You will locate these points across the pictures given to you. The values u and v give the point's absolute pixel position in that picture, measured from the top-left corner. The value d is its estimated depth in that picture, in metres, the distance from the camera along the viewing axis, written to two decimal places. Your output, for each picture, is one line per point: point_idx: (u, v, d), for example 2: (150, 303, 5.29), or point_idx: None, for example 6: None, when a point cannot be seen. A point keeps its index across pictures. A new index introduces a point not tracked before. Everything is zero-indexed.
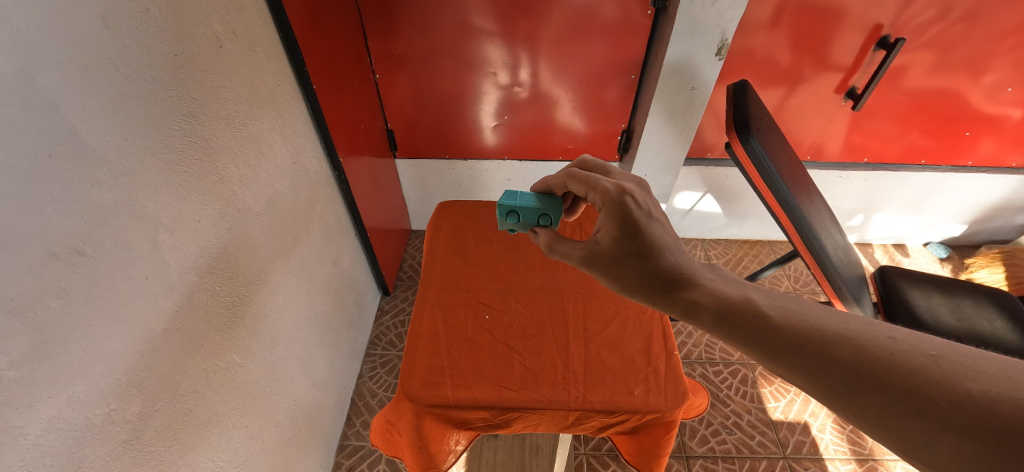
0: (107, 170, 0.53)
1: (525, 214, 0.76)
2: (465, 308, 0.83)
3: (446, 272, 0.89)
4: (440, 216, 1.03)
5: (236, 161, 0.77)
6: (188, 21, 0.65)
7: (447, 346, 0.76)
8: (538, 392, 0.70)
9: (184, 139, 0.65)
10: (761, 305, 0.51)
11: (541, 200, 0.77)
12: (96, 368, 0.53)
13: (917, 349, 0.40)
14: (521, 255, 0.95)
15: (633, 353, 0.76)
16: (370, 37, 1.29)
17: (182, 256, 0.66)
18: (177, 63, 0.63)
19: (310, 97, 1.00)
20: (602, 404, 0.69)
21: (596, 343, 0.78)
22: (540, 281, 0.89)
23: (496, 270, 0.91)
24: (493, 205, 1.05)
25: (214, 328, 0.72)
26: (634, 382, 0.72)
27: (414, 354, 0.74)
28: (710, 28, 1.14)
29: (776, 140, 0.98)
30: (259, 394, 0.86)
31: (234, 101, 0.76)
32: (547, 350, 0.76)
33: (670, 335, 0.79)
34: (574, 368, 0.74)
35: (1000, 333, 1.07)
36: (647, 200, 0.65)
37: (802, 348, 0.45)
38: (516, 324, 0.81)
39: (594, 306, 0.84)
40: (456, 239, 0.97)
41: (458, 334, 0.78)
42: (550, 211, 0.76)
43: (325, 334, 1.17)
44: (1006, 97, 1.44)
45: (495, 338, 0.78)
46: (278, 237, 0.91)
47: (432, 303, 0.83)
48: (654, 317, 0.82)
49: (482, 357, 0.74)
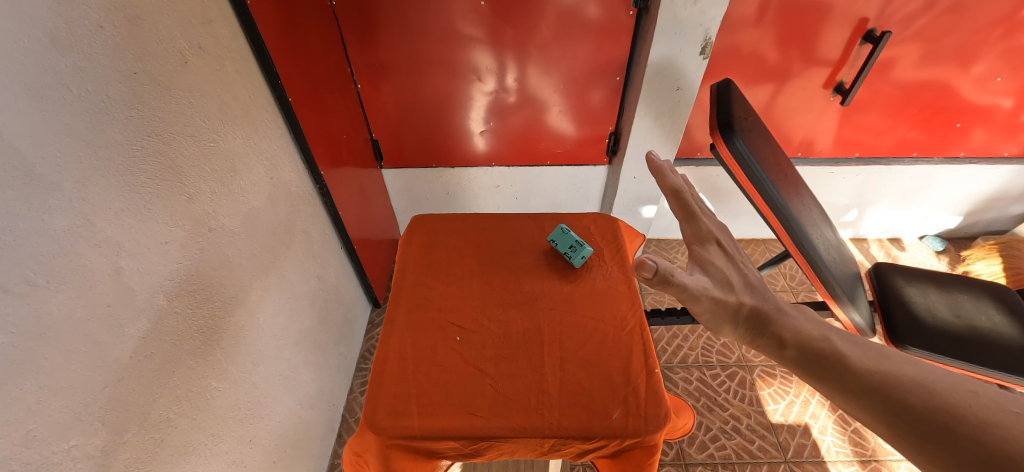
0: (59, 195, 0.51)
1: (570, 243, 0.92)
2: (435, 329, 0.80)
3: (416, 291, 0.87)
4: (412, 230, 1.01)
5: (207, 179, 0.75)
6: (150, 38, 0.63)
7: (414, 372, 0.74)
8: (509, 419, 0.68)
9: (148, 159, 0.63)
10: (846, 344, 0.52)
11: (560, 245, 0.92)
12: (53, 403, 0.51)
13: (1000, 405, 0.40)
14: (498, 268, 0.92)
15: (612, 372, 0.74)
16: (350, 47, 1.27)
17: (148, 280, 0.63)
18: (136, 80, 0.61)
19: (286, 109, 0.97)
20: (579, 431, 0.67)
21: (572, 362, 0.75)
22: (516, 296, 0.86)
23: (468, 287, 0.88)
24: (466, 217, 1.04)
25: (186, 353, 0.70)
26: (613, 404, 0.70)
27: (381, 382, 0.72)
28: (693, 27, 1.13)
29: (763, 140, 0.96)
30: (240, 417, 0.83)
31: (202, 118, 0.74)
32: (521, 372, 0.74)
33: (651, 352, 0.77)
34: (550, 392, 0.71)
35: (1000, 328, 1.04)
36: (738, 247, 0.70)
37: (878, 389, 0.45)
38: (489, 345, 0.78)
39: (570, 323, 0.81)
40: (427, 256, 0.94)
41: (426, 358, 0.76)
42: (556, 237, 0.93)
43: (312, 352, 1.14)
44: (996, 87, 1.43)
45: (466, 361, 0.75)
46: (256, 253, 0.89)
47: (400, 327, 0.80)
48: (635, 333, 0.80)
49: (452, 384, 0.72)
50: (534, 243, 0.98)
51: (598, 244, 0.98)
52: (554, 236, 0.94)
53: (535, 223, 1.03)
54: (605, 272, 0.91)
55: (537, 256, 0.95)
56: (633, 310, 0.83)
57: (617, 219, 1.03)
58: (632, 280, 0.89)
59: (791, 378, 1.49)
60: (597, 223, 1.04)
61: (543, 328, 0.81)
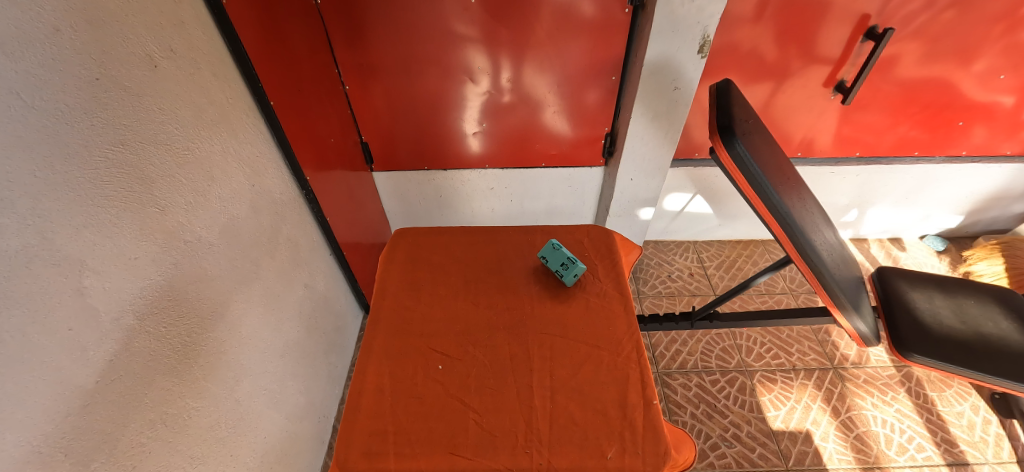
0: (12, 213, 0.47)
1: (561, 260, 0.91)
2: (416, 358, 0.79)
3: (397, 315, 0.86)
4: (394, 246, 1.00)
5: (181, 189, 0.71)
6: (115, 41, 0.59)
7: (392, 406, 0.72)
8: (495, 458, 0.66)
9: (113, 170, 0.59)
10: None
11: (552, 262, 0.91)
12: (10, 437, 0.47)
13: None
14: (484, 288, 0.91)
15: (606, 405, 0.73)
16: (337, 47, 1.23)
17: (115, 300, 0.59)
18: (99, 87, 0.57)
19: (268, 113, 0.93)
20: (570, 470, 0.65)
21: (563, 394, 0.74)
22: (503, 320, 0.85)
23: (453, 309, 0.87)
24: (449, 232, 1.03)
25: (160, 374, 0.66)
26: (608, 439, 0.68)
27: (355, 419, 0.71)
28: (690, 25, 1.09)
29: (764, 143, 0.93)
30: (221, 437, 0.80)
31: (175, 125, 0.70)
32: (507, 405, 0.72)
33: (649, 381, 0.76)
34: (538, 428, 0.69)
35: (1007, 334, 1.02)
36: None
37: None
38: (473, 375, 0.76)
39: (561, 350, 0.80)
40: (409, 273, 0.94)
41: (405, 390, 0.74)
42: (547, 254, 0.93)
43: (300, 364, 1.11)
44: (1000, 84, 1.40)
45: (449, 393, 0.74)
46: (237, 265, 0.85)
47: (377, 356, 0.79)
48: (631, 360, 0.79)
49: (433, 420, 0.70)
50: (523, 259, 0.98)
51: (592, 259, 0.98)
52: (546, 252, 0.93)
53: (524, 237, 1.03)
54: (599, 289, 0.91)
55: (527, 272, 0.95)
56: (629, 333, 0.83)
57: (612, 232, 1.03)
58: (627, 300, 0.88)
59: (792, 384, 1.47)
60: (591, 236, 1.03)
61: (532, 355, 0.79)
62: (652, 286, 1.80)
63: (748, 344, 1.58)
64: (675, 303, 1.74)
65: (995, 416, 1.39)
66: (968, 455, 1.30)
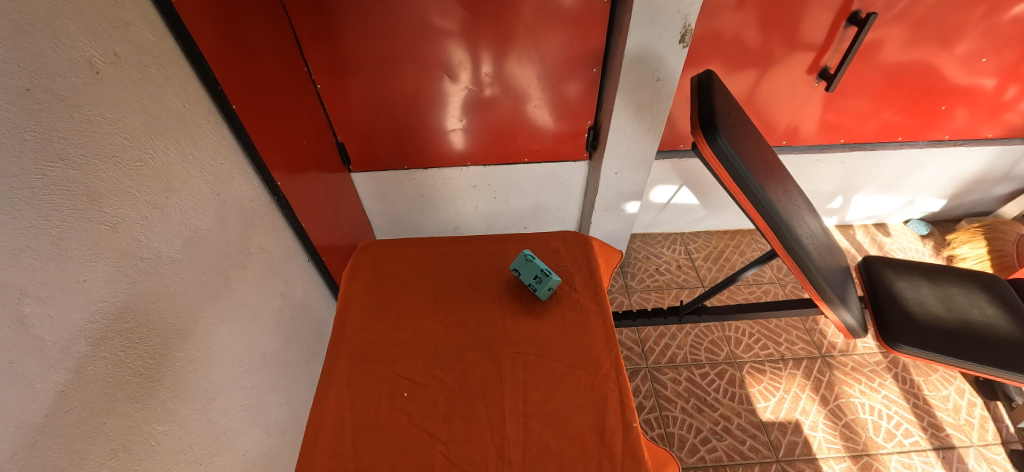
0: None
1: (534, 272, 0.89)
2: (382, 386, 0.77)
3: (361, 338, 0.84)
4: (359, 262, 0.98)
5: (133, 204, 0.66)
6: (51, 46, 0.54)
7: (353, 439, 0.71)
8: None
9: (55, 187, 0.55)
10: None
11: (525, 275, 0.89)
12: None
13: None
14: (453, 305, 0.90)
15: (582, 428, 0.71)
16: (305, 46, 1.18)
17: (64, 327, 0.55)
18: (31, 98, 0.51)
19: (230, 117, 0.89)
20: None
21: (536, 419, 0.72)
22: (475, 339, 0.84)
23: (420, 329, 0.86)
24: (417, 245, 1.01)
25: (120, 400, 0.63)
26: (585, 468, 0.67)
27: (312, 457, 0.68)
28: (671, 14, 1.06)
29: (748, 136, 0.91)
30: (196, 460, 0.76)
31: (125, 135, 0.65)
32: (477, 434, 0.71)
33: (628, 402, 0.74)
34: (510, 457, 0.68)
35: (993, 321, 1.02)
36: None
37: None
38: (441, 402, 0.75)
39: (535, 370, 0.78)
40: (374, 292, 0.92)
41: (367, 422, 0.72)
42: (521, 266, 0.91)
43: (279, 376, 1.07)
44: (983, 67, 1.39)
45: (416, 424, 0.72)
46: (204, 279, 0.81)
47: (339, 384, 0.77)
48: (609, 378, 0.77)
49: (397, 454, 0.68)
50: (496, 272, 0.96)
51: (569, 268, 0.96)
52: (520, 263, 0.91)
53: (497, 247, 1.01)
54: (575, 302, 0.89)
55: (501, 286, 0.93)
56: (608, 350, 0.81)
57: (589, 238, 1.02)
58: (605, 313, 0.87)
59: (780, 374, 1.47)
60: (567, 243, 1.02)
61: (504, 378, 0.77)
62: (640, 280, 1.79)
63: (736, 335, 1.58)
64: (663, 297, 1.73)
65: (980, 399, 1.42)
66: (954, 439, 1.32)
